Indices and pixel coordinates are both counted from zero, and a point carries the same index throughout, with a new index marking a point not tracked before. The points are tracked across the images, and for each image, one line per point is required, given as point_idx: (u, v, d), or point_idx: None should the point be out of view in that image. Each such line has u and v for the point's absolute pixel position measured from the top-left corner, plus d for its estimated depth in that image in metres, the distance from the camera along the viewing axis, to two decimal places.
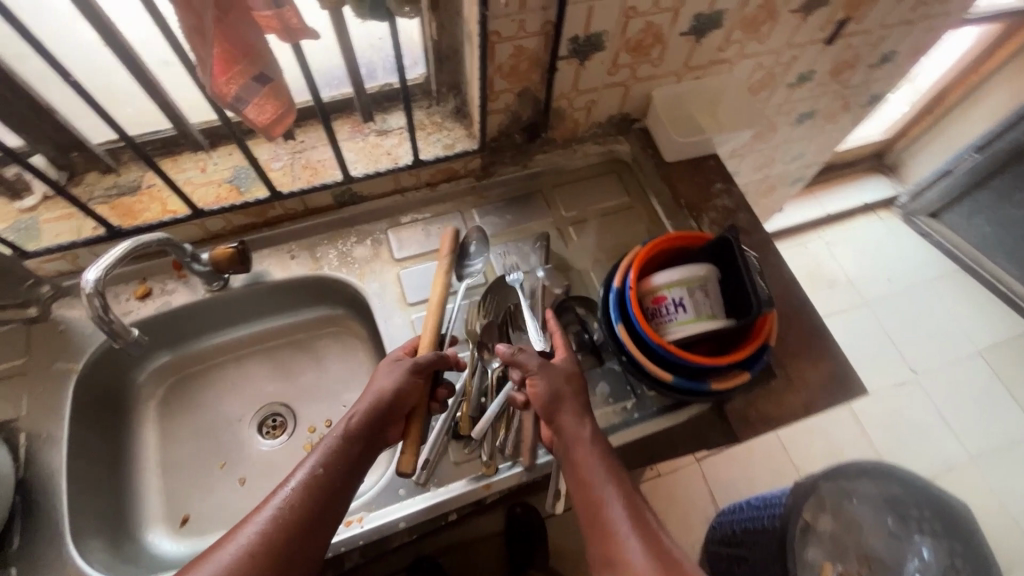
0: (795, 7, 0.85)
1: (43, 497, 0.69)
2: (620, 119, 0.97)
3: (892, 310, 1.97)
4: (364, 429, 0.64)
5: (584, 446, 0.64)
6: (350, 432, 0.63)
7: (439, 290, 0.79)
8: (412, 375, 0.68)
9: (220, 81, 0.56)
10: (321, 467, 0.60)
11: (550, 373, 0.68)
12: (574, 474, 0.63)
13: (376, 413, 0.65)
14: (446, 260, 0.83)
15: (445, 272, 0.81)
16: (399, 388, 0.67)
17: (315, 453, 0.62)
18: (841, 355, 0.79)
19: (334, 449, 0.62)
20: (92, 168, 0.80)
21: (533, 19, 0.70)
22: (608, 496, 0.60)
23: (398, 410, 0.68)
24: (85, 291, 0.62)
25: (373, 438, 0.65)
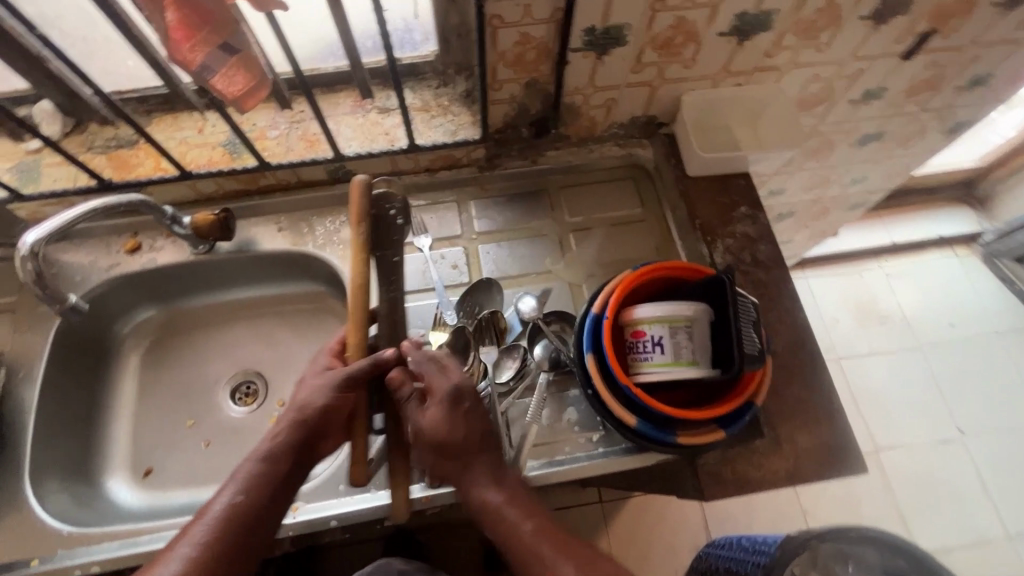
0: (863, 14, 0.73)
1: (12, 433, 0.72)
2: (644, 122, 0.88)
3: (949, 360, 1.77)
4: (291, 449, 0.59)
5: (488, 492, 0.60)
6: (271, 457, 0.58)
7: (358, 276, 0.68)
8: (342, 387, 0.63)
9: (184, 48, 0.53)
10: (241, 499, 0.55)
11: (411, 429, 0.64)
12: (489, 523, 0.59)
13: (299, 433, 0.60)
14: (363, 228, 0.70)
15: (364, 248, 0.69)
16: (329, 402, 0.62)
17: (229, 486, 0.56)
18: (842, 424, 0.70)
19: (255, 477, 0.56)
20: (96, 117, 0.81)
21: (542, 4, 0.63)
22: (528, 538, 0.56)
23: (327, 423, 0.63)
24: (22, 250, 0.62)
25: (302, 457, 0.60)
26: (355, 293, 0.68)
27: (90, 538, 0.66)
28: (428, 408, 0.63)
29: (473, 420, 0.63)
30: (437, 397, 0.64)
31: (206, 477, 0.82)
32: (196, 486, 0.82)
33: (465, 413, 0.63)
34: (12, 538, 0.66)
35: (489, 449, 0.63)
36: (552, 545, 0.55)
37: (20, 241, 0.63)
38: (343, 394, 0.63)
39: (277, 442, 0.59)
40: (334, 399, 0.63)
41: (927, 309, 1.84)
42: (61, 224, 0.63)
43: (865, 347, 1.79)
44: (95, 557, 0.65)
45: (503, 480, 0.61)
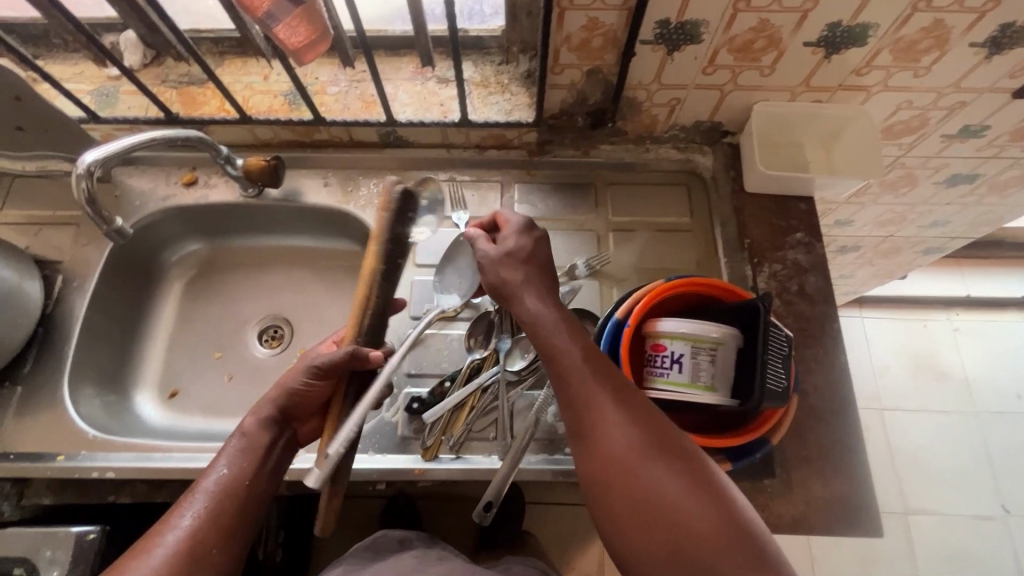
0: (976, 40, 0.66)
1: (59, 336, 0.78)
2: (708, 128, 0.83)
3: (1006, 432, 1.62)
4: (270, 424, 0.60)
5: (583, 396, 0.52)
6: (255, 431, 0.59)
7: (371, 261, 0.67)
8: (320, 370, 0.61)
9: None
10: (234, 470, 0.55)
11: (522, 235, 0.63)
12: (579, 410, 0.51)
13: (275, 409, 0.61)
14: (389, 218, 0.70)
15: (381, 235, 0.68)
16: (304, 384, 0.61)
17: (219, 458, 0.56)
18: (865, 481, 0.65)
19: (244, 448, 0.57)
20: (173, 53, 0.85)
21: None
22: (624, 446, 0.49)
23: (306, 405, 0.63)
24: (80, 169, 0.64)
25: (282, 434, 0.61)
26: (367, 276, 0.67)
27: (109, 446, 0.71)
28: (517, 292, 0.59)
29: (557, 320, 0.57)
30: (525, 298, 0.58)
31: (224, 409, 0.87)
32: (213, 415, 0.86)
33: (533, 244, 0.62)
34: (45, 431, 0.72)
35: (579, 339, 0.55)
36: (654, 457, 0.48)
37: (82, 159, 0.65)
38: (320, 376, 0.61)
39: (258, 421, 0.60)
40: (311, 380, 0.61)
41: (991, 371, 1.69)
42: (119, 149, 0.66)
43: (913, 402, 1.67)
44: (111, 463, 0.70)
45: (600, 366, 0.53)
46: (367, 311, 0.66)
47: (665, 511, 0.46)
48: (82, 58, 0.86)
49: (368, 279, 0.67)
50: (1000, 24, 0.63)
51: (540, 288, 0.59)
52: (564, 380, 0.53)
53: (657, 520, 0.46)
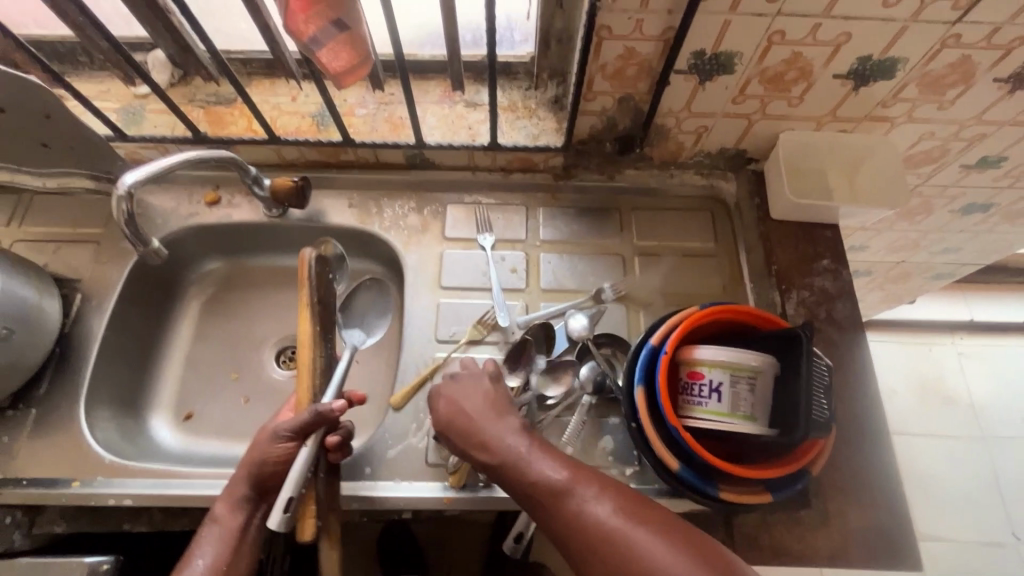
0: (1001, 75, 0.67)
1: (76, 357, 0.76)
2: (733, 155, 0.84)
3: (1015, 458, 1.62)
4: (242, 503, 0.60)
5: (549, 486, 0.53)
6: (225, 516, 0.59)
7: (307, 331, 0.69)
8: (288, 439, 0.60)
9: (299, 18, 0.54)
10: (211, 561, 0.57)
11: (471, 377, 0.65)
12: (553, 506, 0.52)
13: (245, 487, 0.60)
14: (311, 288, 0.71)
15: (310, 307, 0.70)
16: (273, 456, 0.60)
17: (197, 548, 0.58)
18: (902, 513, 0.64)
19: (218, 537, 0.58)
20: (201, 72, 0.85)
21: (655, 21, 0.61)
22: (605, 521, 0.50)
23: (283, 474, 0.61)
24: (120, 191, 0.65)
25: (255, 510, 0.61)
26: (307, 345, 0.69)
27: (127, 471, 0.69)
28: (478, 416, 0.61)
29: (509, 425, 0.59)
30: (481, 420, 0.60)
31: (240, 432, 0.85)
32: (230, 439, 0.84)
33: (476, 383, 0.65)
34: (60, 456, 0.70)
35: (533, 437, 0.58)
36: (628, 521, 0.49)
37: (122, 180, 0.65)
38: (286, 444, 0.60)
39: (230, 502, 0.60)
40: (277, 450, 0.60)
41: (996, 396, 1.70)
42: (154, 170, 0.66)
43: (921, 427, 1.67)
44: (128, 490, 0.67)
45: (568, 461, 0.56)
46: (315, 375, 0.68)
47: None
48: (109, 76, 0.86)
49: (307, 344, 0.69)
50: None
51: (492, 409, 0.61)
52: (531, 486, 0.54)
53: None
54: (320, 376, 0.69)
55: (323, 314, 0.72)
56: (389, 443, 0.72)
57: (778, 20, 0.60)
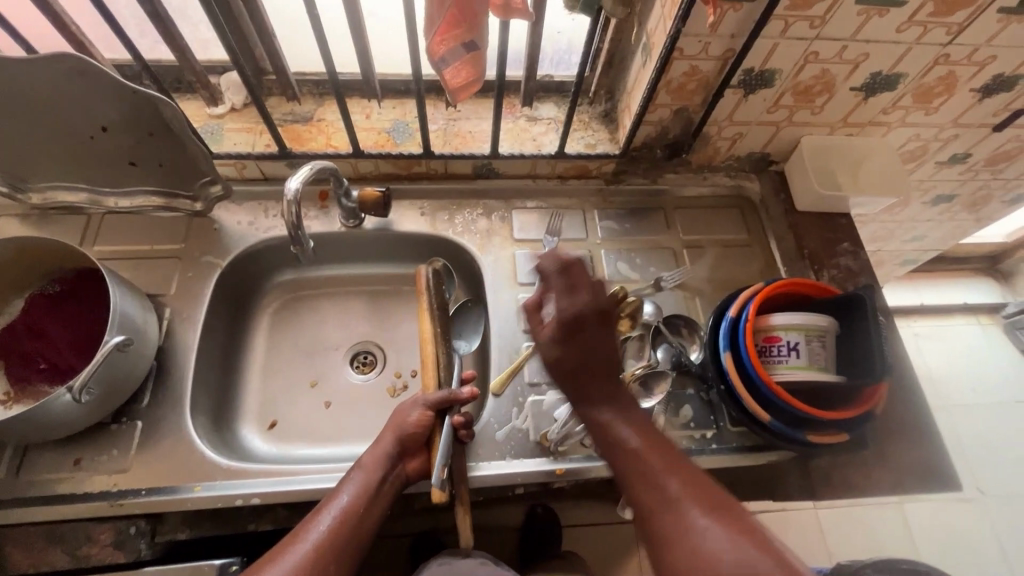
0: (975, 86, 0.84)
1: (174, 368, 0.77)
2: (758, 158, 0.97)
3: (974, 421, 1.79)
4: (384, 458, 0.66)
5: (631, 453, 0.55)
6: (370, 464, 0.65)
7: (429, 328, 0.77)
8: (426, 407, 0.70)
9: (435, 40, 0.62)
10: (353, 498, 0.61)
11: (596, 313, 0.62)
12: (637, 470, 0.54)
13: (390, 442, 0.67)
14: (431, 295, 0.80)
15: (430, 309, 0.79)
16: (412, 419, 0.69)
17: (341, 489, 0.63)
18: (937, 445, 0.77)
19: (360, 481, 0.63)
20: (276, 92, 0.89)
21: (718, 43, 0.73)
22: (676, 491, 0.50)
23: (420, 443, 0.69)
24: (289, 196, 0.68)
25: (391, 467, 0.66)
26: (429, 342, 0.77)
27: (247, 472, 0.71)
28: (597, 358, 0.60)
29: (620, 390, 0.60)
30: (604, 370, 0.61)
31: (326, 436, 0.87)
32: (317, 442, 0.86)
33: (592, 325, 0.61)
34: (174, 463, 0.71)
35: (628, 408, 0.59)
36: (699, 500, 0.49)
37: (285, 186, 0.69)
38: (423, 411, 0.70)
39: (374, 455, 0.66)
40: (417, 415, 0.70)
41: (951, 368, 1.89)
42: (310, 173, 0.71)
43: None
44: (253, 490, 0.69)
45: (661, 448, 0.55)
46: (440, 367, 0.76)
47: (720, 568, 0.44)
48: (182, 97, 0.88)
49: (431, 342, 0.77)
50: (994, 75, 0.82)
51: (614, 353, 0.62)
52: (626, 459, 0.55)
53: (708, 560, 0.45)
54: (443, 367, 0.76)
55: (439, 318, 0.80)
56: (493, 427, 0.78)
57: (816, 42, 0.74)
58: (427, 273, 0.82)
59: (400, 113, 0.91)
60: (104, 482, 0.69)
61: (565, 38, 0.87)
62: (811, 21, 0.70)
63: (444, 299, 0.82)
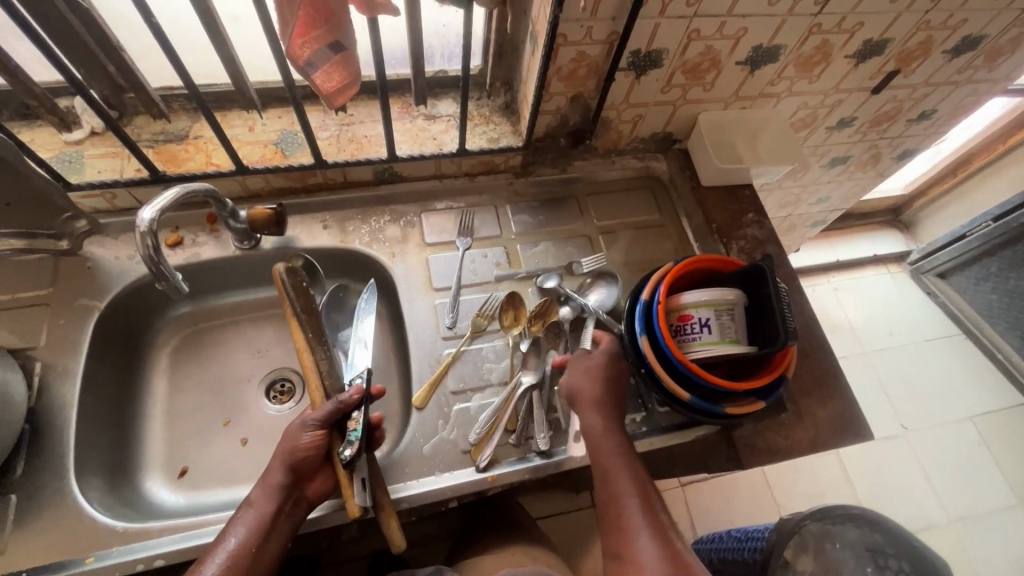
0: (849, 53, 0.88)
1: (52, 429, 0.69)
2: (662, 137, 0.98)
3: (894, 363, 1.92)
4: (274, 493, 0.63)
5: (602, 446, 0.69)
6: (260, 500, 0.62)
7: (301, 337, 0.71)
8: (316, 426, 0.66)
9: (296, 43, 0.57)
10: (243, 539, 0.60)
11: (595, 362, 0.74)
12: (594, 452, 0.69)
13: (280, 474, 0.64)
14: (292, 300, 0.73)
15: (297, 317, 0.72)
16: (303, 441, 0.65)
17: (231, 528, 0.61)
18: (849, 397, 0.81)
19: (251, 518, 0.61)
20: (141, 111, 0.81)
21: (601, 27, 0.72)
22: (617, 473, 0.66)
23: (315, 464, 0.66)
24: (140, 227, 0.60)
25: (286, 499, 0.63)
26: (306, 351, 0.71)
27: (148, 533, 0.65)
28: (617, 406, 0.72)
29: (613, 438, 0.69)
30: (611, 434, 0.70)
31: (245, 476, 0.81)
32: (234, 484, 0.80)
33: (612, 377, 0.74)
34: (60, 537, 0.63)
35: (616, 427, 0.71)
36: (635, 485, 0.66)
37: (138, 217, 0.62)
38: (314, 432, 0.66)
39: (266, 487, 0.63)
40: (305, 438, 0.65)
41: (869, 316, 2.01)
42: (165, 201, 0.63)
43: None
44: (158, 550, 0.63)
45: (634, 482, 0.66)
46: (324, 374, 0.71)
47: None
48: (31, 125, 0.79)
49: (303, 349, 0.72)
50: (863, 41, 0.86)
51: (615, 412, 0.72)
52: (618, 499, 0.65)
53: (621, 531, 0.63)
54: (328, 375, 0.71)
55: (310, 325, 0.74)
56: (421, 442, 0.74)
57: (696, 20, 0.74)
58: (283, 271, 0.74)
59: (286, 122, 0.85)
60: None
61: (452, 32, 0.83)
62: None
63: (308, 295, 0.76)
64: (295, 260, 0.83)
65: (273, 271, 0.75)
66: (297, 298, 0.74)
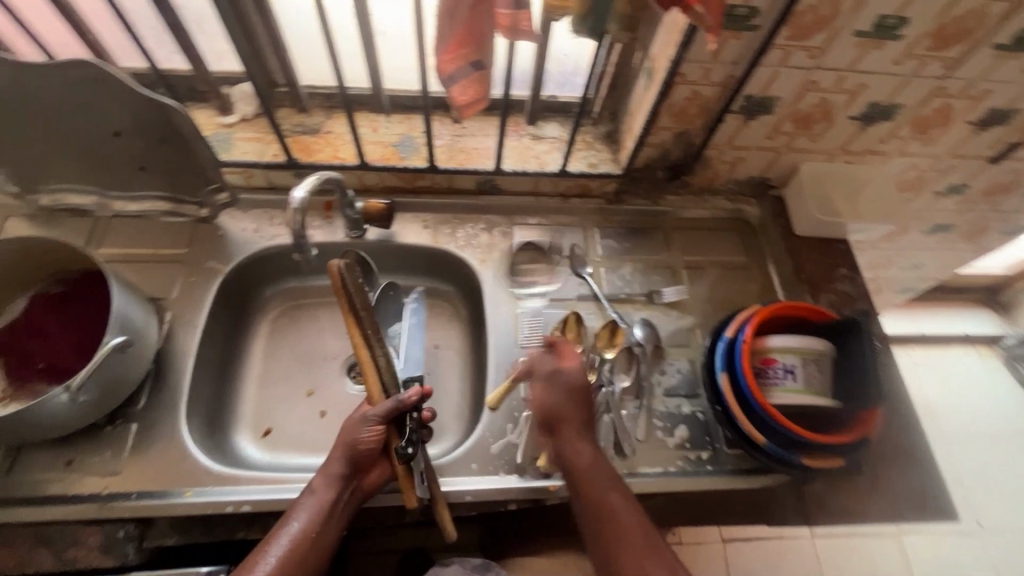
0: (971, 120, 0.86)
1: (173, 371, 0.78)
2: (759, 182, 0.99)
3: (977, 453, 1.76)
4: (335, 480, 0.66)
5: (583, 476, 0.68)
6: (322, 487, 0.66)
7: (358, 335, 0.72)
8: (377, 423, 0.69)
9: (445, 58, 0.63)
10: (304, 523, 0.63)
11: (552, 381, 0.74)
12: (574, 483, 0.69)
13: (340, 466, 0.67)
14: (349, 297, 0.73)
15: (355, 314, 0.72)
16: (363, 437, 0.68)
17: (294, 512, 0.64)
18: (934, 473, 0.77)
19: (312, 504, 0.64)
20: (286, 104, 0.90)
21: (720, 70, 0.75)
22: (600, 503, 0.66)
23: (371, 458, 0.69)
24: (292, 206, 0.68)
25: (344, 487, 0.67)
26: (363, 348, 0.72)
27: (239, 479, 0.70)
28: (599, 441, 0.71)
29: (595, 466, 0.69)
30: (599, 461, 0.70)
31: (320, 445, 0.86)
32: (311, 451, 0.86)
33: (575, 394, 0.73)
34: (166, 468, 0.70)
35: (595, 454, 0.70)
36: (626, 515, 0.66)
37: (289, 196, 0.69)
38: (374, 427, 0.69)
39: (327, 476, 0.67)
40: (367, 433, 0.68)
41: (951, 398, 1.87)
42: (316, 184, 0.71)
43: None
44: (246, 497, 0.69)
45: (626, 512, 0.66)
46: (381, 371, 0.73)
47: None
48: (196, 106, 0.90)
49: (358, 344, 0.73)
50: (989, 109, 0.83)
51: (592, 434, 0.72)
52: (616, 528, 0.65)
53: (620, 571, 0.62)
54: (385, 372, 0.73)
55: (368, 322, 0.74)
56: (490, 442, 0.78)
57: (816, 72, 0.75)
58: (339, 267, 0.72)
59: (407, 127, 0.93)
60: (95, 485, 0.68)
61: (570, 60, 0.89)
62: (810, 52, 0.72)
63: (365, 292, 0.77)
64: (349, 255, 0.85)
65: (330, 265, 0.73)
66: (352, 294, 0.73)
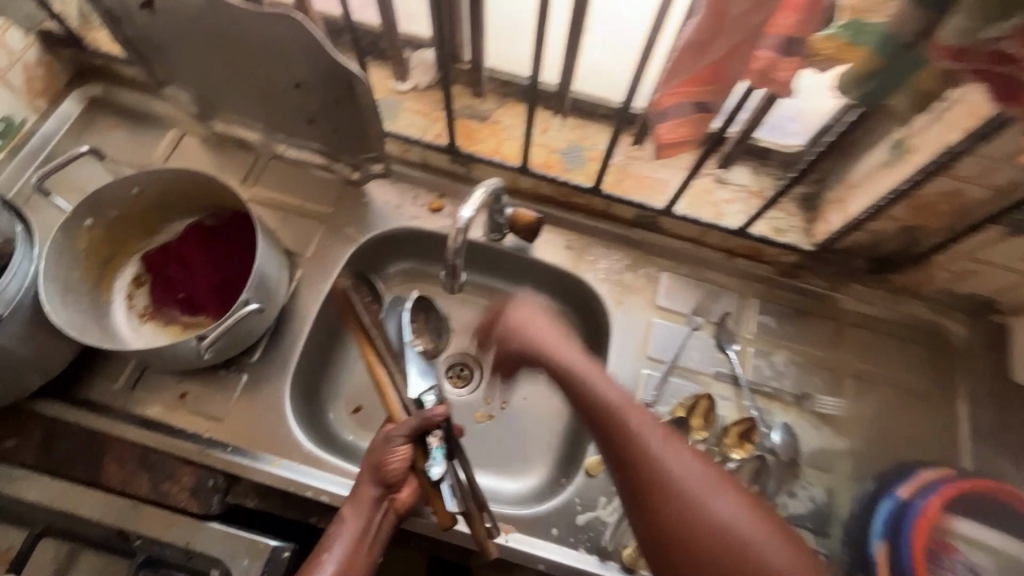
0: None
1: (290, 332, 0.77)
2: (982, 303, 0.77)
3: None
4: (366, 504, 0.62)
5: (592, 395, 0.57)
6: (353, 514, 0.61)
7: (372, 353, 0.72)
8: (402, 440, 0.62)
9: (668, 92, 0.53)
10: (338, 556, 0.59)
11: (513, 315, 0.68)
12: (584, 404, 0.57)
13: (373, 488, 0.62)
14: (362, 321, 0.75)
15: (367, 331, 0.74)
16: (391, 458, 0.62)
17: (326, 543, 0.60)
18: None
19: (345, 534, 0.60)
20: (462, 82, 0.84)
21: (1004, 171, 0.58)
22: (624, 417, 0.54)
23: (403, 477, 0.63)
24: (459, 226, 0.64)
25: (378, 511, 0.62)
26: (377, 367, 0.72)
27: (323, 464, 0.69)
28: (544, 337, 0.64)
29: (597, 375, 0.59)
30: (584, 370, 0.60)
31: None
32: None
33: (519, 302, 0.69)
34: (261, 431, 0.71)
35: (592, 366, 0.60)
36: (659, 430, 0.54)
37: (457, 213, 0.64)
38: (401, 446, 0.63)
39: (357, 503, 0.62)
40: (395, 451, 0.63)
41: None
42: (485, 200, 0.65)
43: None
44: (325, 487, 0.68)
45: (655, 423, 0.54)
46: (398, 386, 0.70)
47: (743, 543, 0.47)
48: (375, 64, 0.87)
49: (374, 364, 0.72)
50: None
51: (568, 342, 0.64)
52: (622, 447, 0.53)
53: (671, 496, 0.49)
54: (399, 387, 0.70)
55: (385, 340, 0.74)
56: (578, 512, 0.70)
57: None
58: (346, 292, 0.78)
59: (579, 135, 0.84)
60: (199, 425, 0.71)
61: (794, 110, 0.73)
62: None
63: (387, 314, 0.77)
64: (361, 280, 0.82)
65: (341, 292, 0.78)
66: (365, 314, 0.76)
